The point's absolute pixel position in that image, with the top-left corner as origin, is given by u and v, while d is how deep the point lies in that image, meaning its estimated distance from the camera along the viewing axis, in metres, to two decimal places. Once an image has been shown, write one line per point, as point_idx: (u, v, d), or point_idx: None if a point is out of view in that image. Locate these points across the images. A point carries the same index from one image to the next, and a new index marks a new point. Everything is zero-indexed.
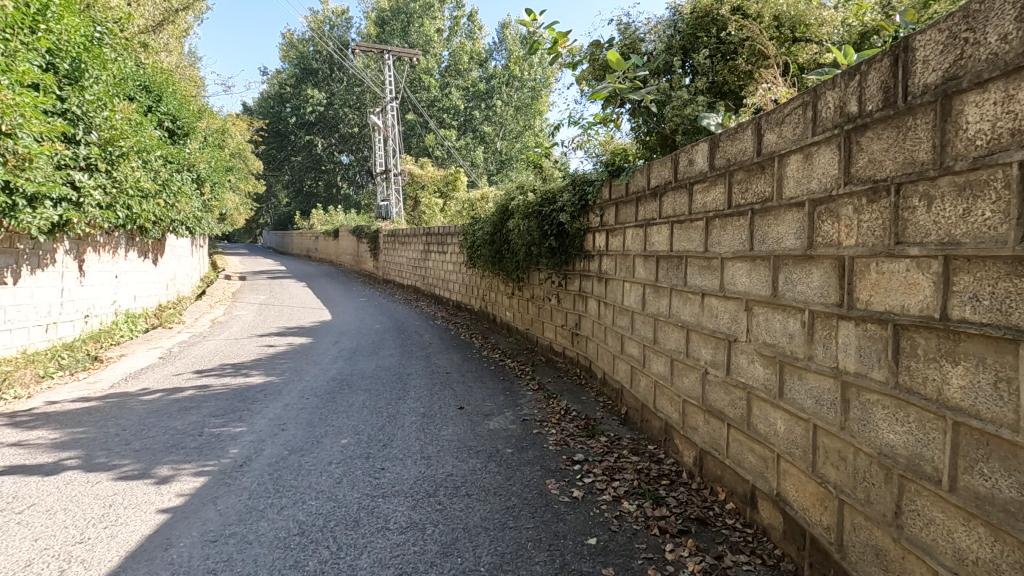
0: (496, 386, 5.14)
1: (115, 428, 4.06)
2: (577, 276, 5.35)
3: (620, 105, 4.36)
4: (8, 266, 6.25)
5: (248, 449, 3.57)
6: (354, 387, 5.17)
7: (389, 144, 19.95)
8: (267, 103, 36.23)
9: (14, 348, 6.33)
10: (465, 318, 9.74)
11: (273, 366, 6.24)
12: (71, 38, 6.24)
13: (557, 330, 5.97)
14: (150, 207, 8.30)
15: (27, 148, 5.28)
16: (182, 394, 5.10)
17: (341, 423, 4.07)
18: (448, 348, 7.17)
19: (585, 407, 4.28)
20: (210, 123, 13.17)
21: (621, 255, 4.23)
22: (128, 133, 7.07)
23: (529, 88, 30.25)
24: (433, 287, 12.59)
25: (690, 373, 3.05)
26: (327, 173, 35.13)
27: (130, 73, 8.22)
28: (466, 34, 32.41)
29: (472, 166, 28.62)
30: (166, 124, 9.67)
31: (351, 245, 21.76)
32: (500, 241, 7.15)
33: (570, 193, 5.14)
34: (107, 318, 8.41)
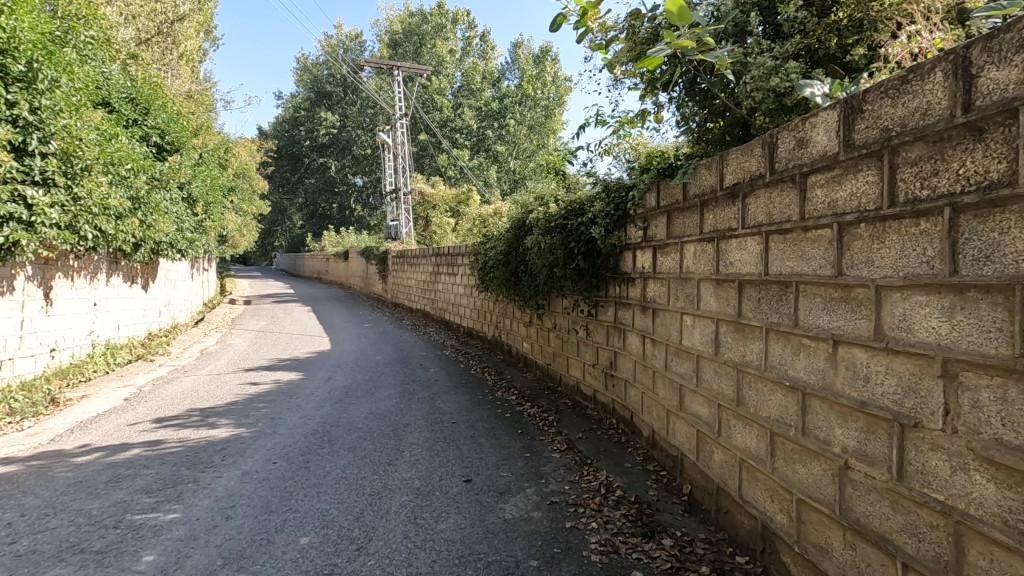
0: (513, 445, 4.09)
1: (10, 514, 3.06)
2: (612, 304, 4.32)
3: (670, 86, 3.36)
4: None
5: (170, 556, 2.56)
6: (337, 445, 4.15)
7: (399, 163, 19.25)
8: (280, 126, 35.96)
9: None
10: (478, 347, 8.74)
11: (248, 413, 5.23)
12: (27, 37, 5.36)
13: (586, 369, 4.92)
14: (126, 227, 7.49)
15: None
16: (125, 455, 4.09)
17: (307, 507, 3.04)
18: (456, 387, 6.13)
19: (631, 483, 3.23)
20: (209, 140, 12.41)
21: (678, 278, 3.19)
22: (92, 145, 6.25)
23: (543, 107, 29.85)
24: (443, 311, 11.63)
25: (810, 462, 2.01)
26: (340, 195, 34.51)
27: (103, 79, 7.41)
28: (478, 54, 31.92)
29: (485, 187, 27.86)
30: (153, 139, 8.94)
31: (361, 267, 20.95)
32: (516, 261, 6.14)
33: (603, 202, 4.16)
34: (81, 351, 7.46)
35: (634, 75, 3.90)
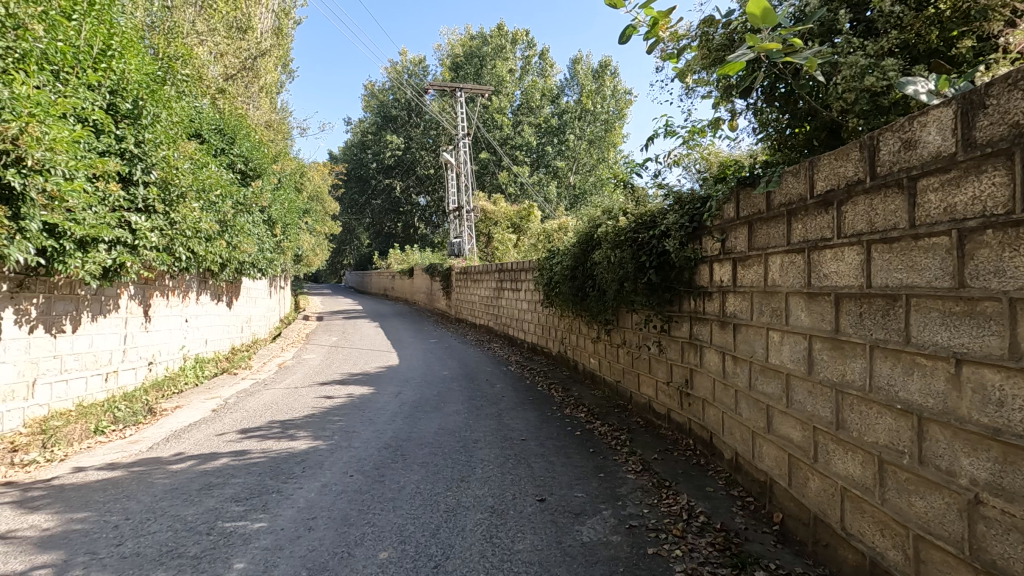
0: (586, 464, 3.99)
1: (117, 517, 3.28)
2: (686, 320, 4.16)
3: (748, 93, 3.24)
4: (67, 313, 5.69)
5: (258, 564, 2.64)
6: (410, 459, 4.20)
7: (462, 181, 19.67)
8: (349, 150, 37.75)
9: (70, 400, 5.73)
10: (542, 363, 8.70)
11: (324, 426, 5.40)
12: (133, 78, 5.86)
13: (658, 387, 4.75)
14: (215, 249, 8.04)
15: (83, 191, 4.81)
16: (214, 464, 4.32)
17: (384, 521, 3.07)
18: (524, 404, 6.09)
19: (715, 509, 3.06)
20: (286, 165, 13.15)
21: (763, 292, 3.03)
22: (186, 173, 6.76)
23: (602, 122, 29.83)
24: (506, 327, 11.68)
25: (931, 495, 1.82)
26: (405, 215, 35.64)
27: (195, 113, 8.03)
28: (537, 72, 32.29)
29: (546, 202, 28.00)
30: (238, 166, 9.62)
31: (425, 284, 21.47)
32: (583, 276, 6.07)
33: (677, 215, 4.04)
34: (174, 364, 8.02)
35: (708, 83, 3.79)
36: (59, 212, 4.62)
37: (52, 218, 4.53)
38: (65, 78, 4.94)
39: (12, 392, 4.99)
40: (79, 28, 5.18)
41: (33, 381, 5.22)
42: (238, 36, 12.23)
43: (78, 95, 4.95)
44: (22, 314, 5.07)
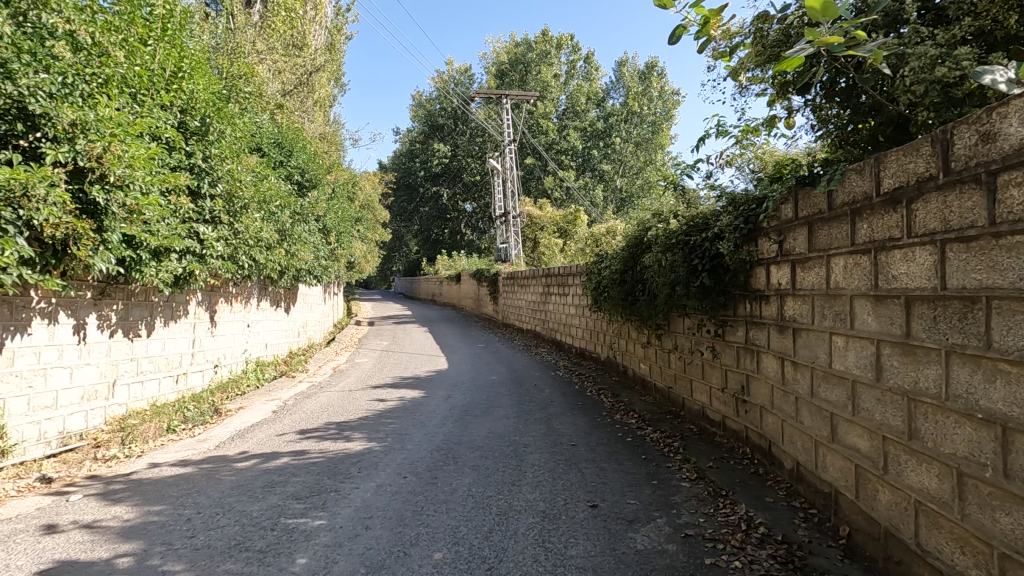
0: (638, 471, 3.93)
1: (189, 511, 3.48)
2: (742, 324, 4.04)
3: (806, 89, 3.13)
4: (143, 318, 6.07)
5: (320, 560, 2.74)
6: (461, 462, 4.26)
7: (508, 186, 19.79)
8: (398, 159, 38.68)
9: (145, 400, 6.11)
10: (590, 368, 8.63)
11: (377, 428, 5.54)
12: (202, 96, 6.22)
13: (713, 394, 4.63)
14: (274, 257, 8.42)
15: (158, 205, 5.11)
16: (276, 462, 4.51)
17: (438, 523, 3.12)
18: (573, 409, 6.06)
19: (777, 521, 2.95)
20: (340, 176, 13.60)
21: (824, 295, 2.91)
22: (248, 185, 7.11)
23: (649, 123, 29.40)
24: (554, 332, 11.65)
25: (1018, 511, 1.70)
26: (452, 221, 36.19)
27: (257, 128, 8.46)
28: (582, 76, 32.18)
29: (592, 206, 27.81)
30: (295, 177, 10.05)
31: (472, 289, 21.71)
32: (632, 280, 5.99)
33: (730, 216, 3.94)
34: (237, 367, 8.43)
35: (762, 80, 3.69)
36: (135, 224, 4.93)
37: (129, 230, 4.84)
38: (143, 99, 5.28)
39: (96, 392, 5.36)
40: (154, 52, 5.54)
41: (113, 382, 5.59)
42: (295, 54, 12.77)
43: (154, 115, 5.30)
44: (104, 319, 5.44)
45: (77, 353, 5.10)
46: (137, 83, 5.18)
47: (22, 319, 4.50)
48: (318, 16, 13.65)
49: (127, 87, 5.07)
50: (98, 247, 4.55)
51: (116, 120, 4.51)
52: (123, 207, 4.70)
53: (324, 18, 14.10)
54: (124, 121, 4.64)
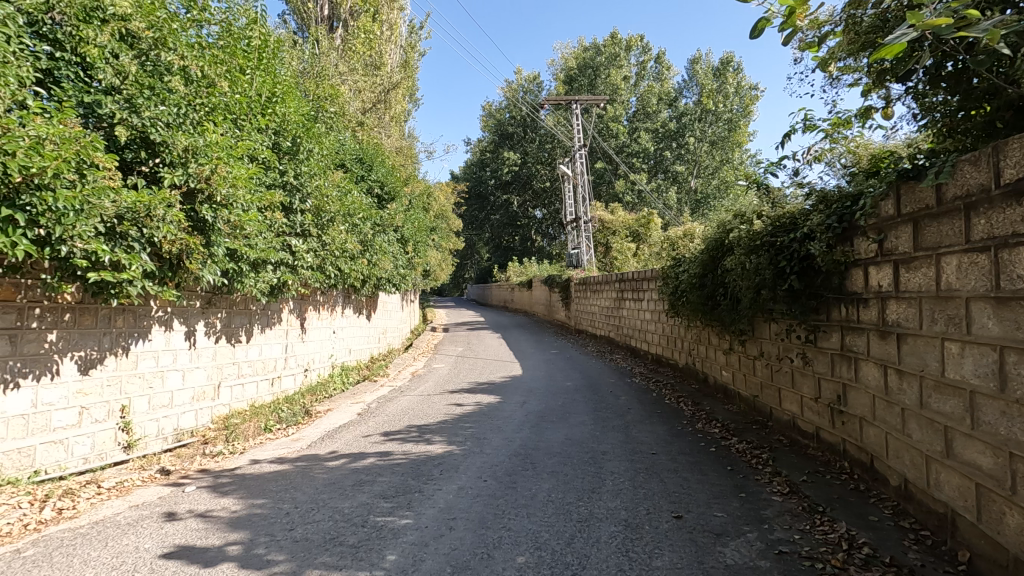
0: (724, 482, 3.78)
1: (288, 505, 3.73)
2: (837, 329, 3.80)
3: (908, 76, 2.92)
4: (243, 325, 6.58)
5: (408, 558, 2.85)
6: (539, 468, 4.28)
7: (579, 192, 19.69)
8: (469, 169, 39.56)
9: (245, 401, 6.62)
10: (668, 375, 8.39)
11: (456, 432, 5.68)
12: (293, 119, 6.68)
13: (804, 404, 4.37)
14: (357, 267, 8.87)
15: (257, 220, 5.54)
16: (363, 462, 4.73)
17: (519, 527, 3.15)
18: (651, 416, 5.91)
19: (883, 542, 2.74)
20: (415, 187, 14.09)
21: (934, 297, 2.68)
22: (334, 200, 7.55)
23: (725, 121, 28.27)
24: (628, 337, 11.44)
25: None
26: (523, 228, 36.49)
27: (340, 145, 8.96)
28: (653, 76, 31.50)
29: (666, 209, 27.09)
30: (375, 190, 10.54)
31: (544, 295, 21.75)
32: (712, 284, 5.78)
33: (822, 215, 3.72)
34: (324, 371, 8.94)
35: (855, 70, 3.49)
36: (237, 239, 5.37)
37: (229, 244, 5.24)
38: (243, 124, 5.74)
39: (203, 393, 5.86)
40: (251, 80, 6.01)
41: (218, 384, 6.10)
42: (373, 73, 13.40)
43: (252, 138, 5.75)
44: (211, 326, 5.95)
45: (188, 357, 5.61)
46: (238, 110, 5.64)
47: (144, 326, 5.00)
48: (393, 36, 14.27)
49: (231, 114, 5.54)
50: (203, 261, 4.95)
51: (219, 144, 4.91)
52: (228, 223, 5.13)
53: (399, 37, 14.71)
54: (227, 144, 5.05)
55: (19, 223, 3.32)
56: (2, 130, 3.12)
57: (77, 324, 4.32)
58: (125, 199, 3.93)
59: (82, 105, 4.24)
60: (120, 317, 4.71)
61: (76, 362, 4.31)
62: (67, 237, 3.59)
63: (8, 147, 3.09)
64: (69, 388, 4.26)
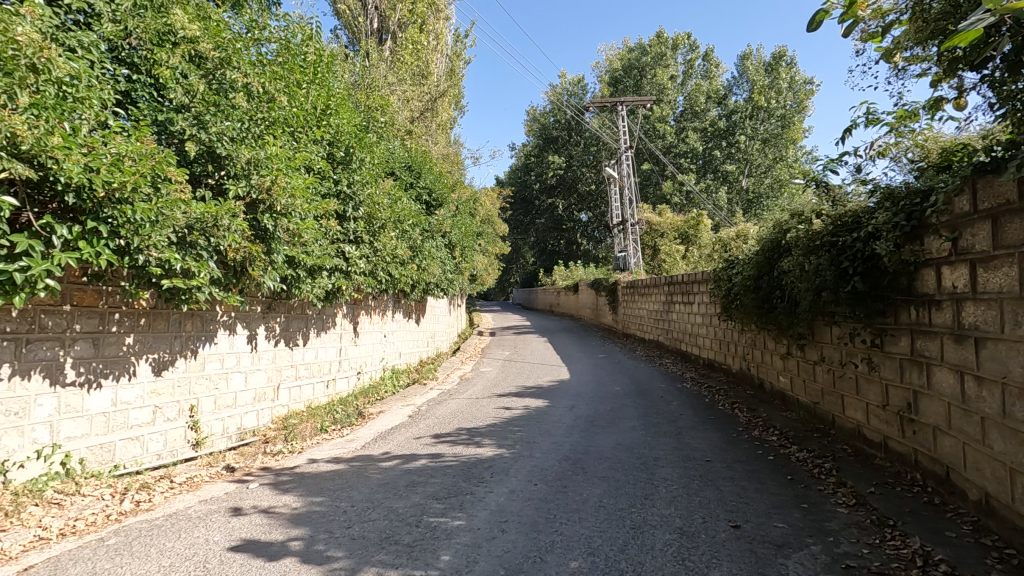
0: (784, 492, 3.64)
1: (345, 504, 3.85)
2: (905, 332, 3.60)
3: (984, 64, 2.76)
4: (300, 329, 6.84)
5: (461, 559, 2.89)
6: (590, 473, 4.25)
7: (626, 194, 19.45)
8: (515, 174, 39.77)
9: (302, 402, 6.87)
10: (721, 380, 8.16)
11: (506, 435, 5.71)
12: (346, 130, 6.92)
13: (870, 411, 4.16)
14: (407, 272, 9.07)
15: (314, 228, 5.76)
16: (415, 464, 4.83)
17: (571, 531, 3.14)
18: (705, 423, 5.76)
19: (962, 560, 2.57)
20: (462, 193, 14.29)
21: (1017, 299, 2.51)
22: (385, 207, 7.75)
23: (778, 117, 27.29)
24: (678, 341, 11.20)
25: None
26: (568, 232, 36.34)
27: (391, 154, 9.20)
28: (701, 74, 30.80)
29: (715, 210, 26.38)
30: (423, 197, 10.76)
31: (590, 299, 21.56)
32: (768, 286, 5.59)
33: (889, 213, 3.54)
34: (376, 374, 9.17)
35: (924, 59, 3.32)
36: (295, 246, 5.59)
37: (287, 251, 5.47)
38: (301, 136, 5.98)
39: (264, 393, 6.13)
40: (307, 94, 6.26)
41: (277, 385, 6.36)
42: (420, 82, 13.69)
43: (308, 149, 5.99)
44: (271, 330, 6.22)
45: (250, 359, 5.88)
46: (297, 123, 5.89)
47: (210, 330, 5.28)
48: (440, 45, 14.54)
49: (290, 127, 5.80)
50: (264, 268, 5.19)
51: (278, 156, 5.14)
52: (288, 231, 5.36)
53: (445, 46, 14.97)
54: (285, 156, 5.28)
55: (102, 235, 3.57)
56: (88, 149, 3.36)
57: (152, 328, 4.61)
58: (194, 211, 4.16)
59: (156, 123, 4.54)
60: (189, 321, 4.99)
61: (150, 363, 4.60)
62: (143, 247, 3.83)
63: (94, 164, 3.31)
64: (144, 388, 4.55)
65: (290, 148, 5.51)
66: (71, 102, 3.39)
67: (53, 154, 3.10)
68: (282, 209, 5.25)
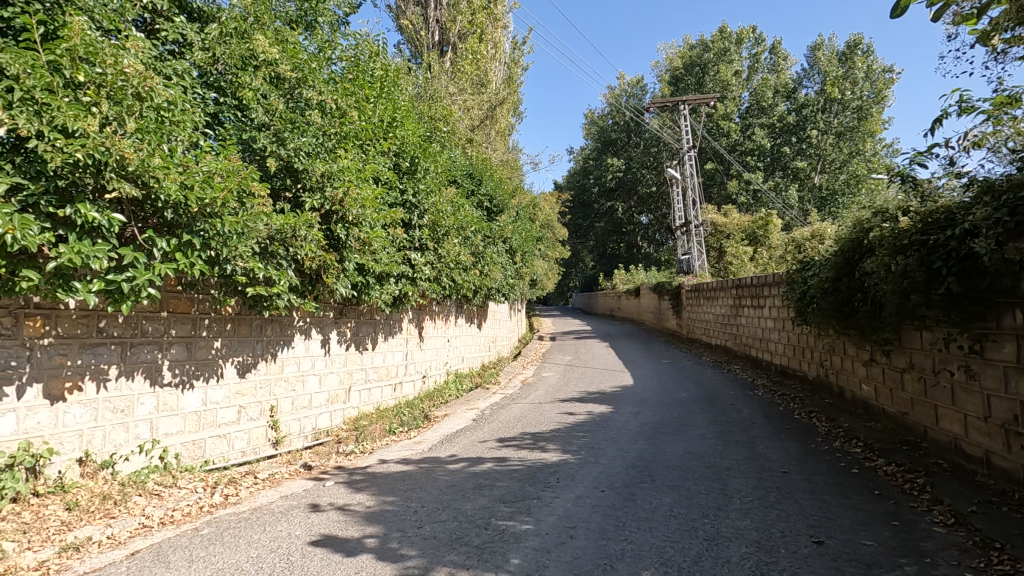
0: (871, 508, 3.42)
1: (416, 504, 3.96)
2: (1011, 338, 3.31)
3: None
4: (369, 334, 7.11)
5: (531, 563, 2.90)
6: (659, 481, 4.16)
7: (689, 195, 18.92)
8: (573, 178, 39.62)
9: (372, 404, 7.13)
10: (796, 388, 7.76)
11: (570, 440, 5.69)
12: (412, 141, 7.15)
13: (969, 423, 3.84)
14: (470, 277, 9.23)
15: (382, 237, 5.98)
16: (482, 467, 4.89)
17: (642, 540, 3.09)
18: (780, 432, 5.50)
19: None
20: (522, 199, 14.37)
21: None
22: (449, 215, 7.93)
23: (854, 110, 25.71)
24: (748, 347, 10.75)
25: None
26: (628, 235, 35.74)
27: (453, 162, 9.41)
28: (768, 68, 29.55)
29: (785, 209, 25.16)
30: (485, 204, 10.93)
31: (653, 303, 21.09)
32: (849, 289, 5.27)
33: (989, 209, 3.28)
34: (439, 377, 9.38)
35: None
36: (365, 254, 5.82)
37: (358, 259, 5.71)
38: (370, 148, 6.23)
39: (337, 395, 6.41)
40: (375, 108, 6.52)
41: (349, 388, 6.63)
42: (480, 91, 13.93)
43: (377, 161, 6.23)
44: (343, 335, 6.50)
45: (324, 362, 6.17)
46: (366, 137, 6.15)
47: (288, 334, 5.57)
48: (498, 54, 14.75)
49: (360, 140, 6.06)
50: (337, 275, 5.44)
51: (350, 169, 5.38)
52: (358, 240, 5.60)
53: (503, 54, 15.14)
54: (356, 168, 5.52)
55: (196, 247, 3.85)
56: (183, 168, 3.64)
57: (237, 333, 4.93)
58: (276, 222, 4.40)
59: (241, 142, 4.87)
60: (269, 326, 5.30)
61: (235, 365, 4.92)
62: (231, 257, 4.13)
63: (188, 182, 3.58)
64: (230, 388, 4.87)
65: (360, 160, 5.75)
66: (168, 125, 3.68)
67: (155, 174, 3.38)
68: (353, 219, 5.49)
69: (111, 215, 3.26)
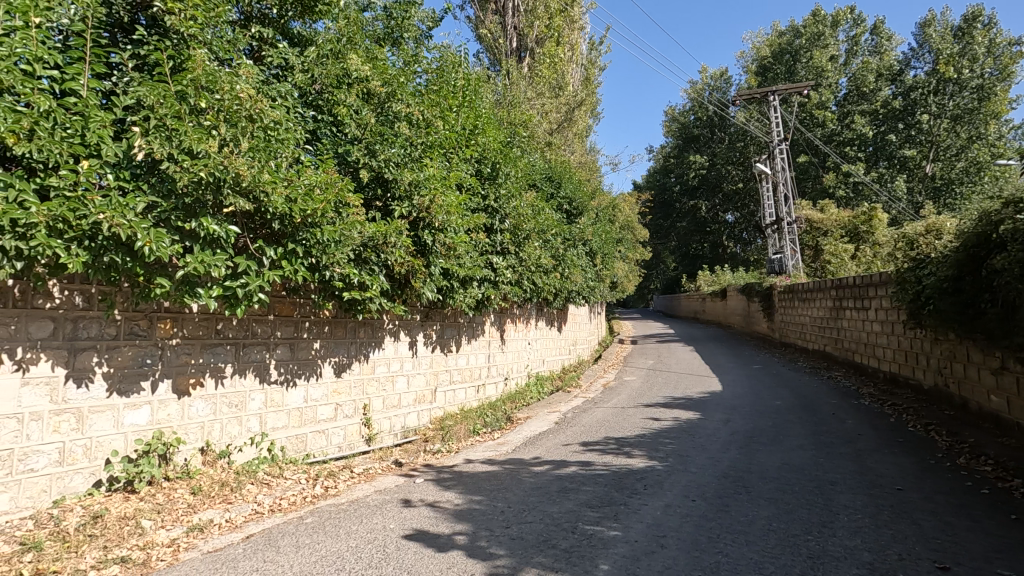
0: (1008, 534, 3.05)
1: (503, 504, 4.02)
2: None
3: None
4: (454, 336, 7.31)
5: (621, 570, 2.86)
6: (754, 493, 3.95)
7: (780, 190, 17.85)
8: (653, 177, 38.58)
9: (456, 405, 7.31)
10: (909, 398, 7.08)
11: (657, 447, 5.53)
12: (492, 147, 7.29)
13: None
14: (550, 280, 9.24)
15: (466, 242, 6.14)
16: (566, 470, 4.88)
17: (738, 554, 2.94)
18: (892, 445, 5.04)
19: None
20: (601, 201, 14.20)
21: None
22: (529, 218, 8.00)
23: (974, 89, 23.12)
24: (851, 352, 9.95)
25: None
26: (713, 234, 34.25)
27: (533, 166, 9.48)
28: (869, 50, 27.28)
29: (892, 202, 23.06)
30: (564, 206, 10.90)
31: (741, 305, 20.07)
32: (974, 288, 4.74)
33: None
34: (521, 380, 9.44)
35: None
36: (450, 259, 6.02)
37: (443, 264, 5.90)
38: (453, 155, 6.43)
39: (423, 395, 6.64)
40: (458, 117, 6.71)
41: (434, 389, 6.85)
42: (557, 94, 13.93)
43: (460, 167, 6.42)
44: (429, 337, 6.72)
45: (411, 364, 6.41)
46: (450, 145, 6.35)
47: (379, 336, 5.85)
48: (575, 56, 14.70)
49: (444, 148, 6.26)
50: (424, 279, 5.66)
51: (436, 176, 5.58)
52: (444, 245, 5.79)
53: (580, 56, 15.07)
54: (441, 175, 5.72)
55: (299, 255, 4.15)
56: (288, 181, 3.92)
57: (333, 335, 5.25)
58: (368, 230, 4.64)
59: (337, 155, 5.18)
60: (362, 329, 5.59)
61: (332, 365, 5.24)
62: (330, 263, 4.40)
63: (292, 195, 3.86)
64: (328, 386, 5.19)
65: (444, 168, 5.95)
66: (274, 143, 3.98)
67: (264, 188, 3.67)
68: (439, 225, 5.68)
69: (227, 227, 3.60)
